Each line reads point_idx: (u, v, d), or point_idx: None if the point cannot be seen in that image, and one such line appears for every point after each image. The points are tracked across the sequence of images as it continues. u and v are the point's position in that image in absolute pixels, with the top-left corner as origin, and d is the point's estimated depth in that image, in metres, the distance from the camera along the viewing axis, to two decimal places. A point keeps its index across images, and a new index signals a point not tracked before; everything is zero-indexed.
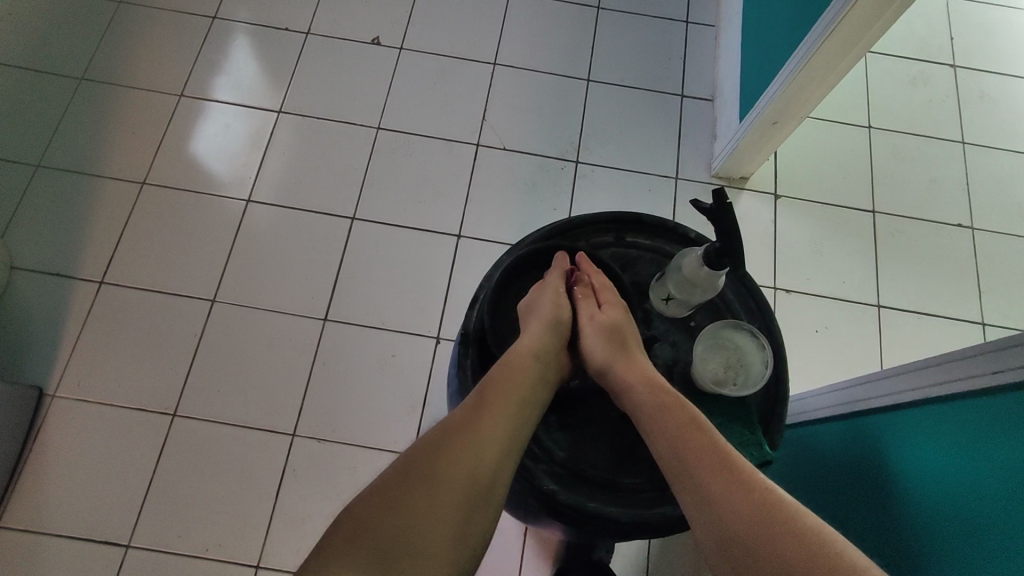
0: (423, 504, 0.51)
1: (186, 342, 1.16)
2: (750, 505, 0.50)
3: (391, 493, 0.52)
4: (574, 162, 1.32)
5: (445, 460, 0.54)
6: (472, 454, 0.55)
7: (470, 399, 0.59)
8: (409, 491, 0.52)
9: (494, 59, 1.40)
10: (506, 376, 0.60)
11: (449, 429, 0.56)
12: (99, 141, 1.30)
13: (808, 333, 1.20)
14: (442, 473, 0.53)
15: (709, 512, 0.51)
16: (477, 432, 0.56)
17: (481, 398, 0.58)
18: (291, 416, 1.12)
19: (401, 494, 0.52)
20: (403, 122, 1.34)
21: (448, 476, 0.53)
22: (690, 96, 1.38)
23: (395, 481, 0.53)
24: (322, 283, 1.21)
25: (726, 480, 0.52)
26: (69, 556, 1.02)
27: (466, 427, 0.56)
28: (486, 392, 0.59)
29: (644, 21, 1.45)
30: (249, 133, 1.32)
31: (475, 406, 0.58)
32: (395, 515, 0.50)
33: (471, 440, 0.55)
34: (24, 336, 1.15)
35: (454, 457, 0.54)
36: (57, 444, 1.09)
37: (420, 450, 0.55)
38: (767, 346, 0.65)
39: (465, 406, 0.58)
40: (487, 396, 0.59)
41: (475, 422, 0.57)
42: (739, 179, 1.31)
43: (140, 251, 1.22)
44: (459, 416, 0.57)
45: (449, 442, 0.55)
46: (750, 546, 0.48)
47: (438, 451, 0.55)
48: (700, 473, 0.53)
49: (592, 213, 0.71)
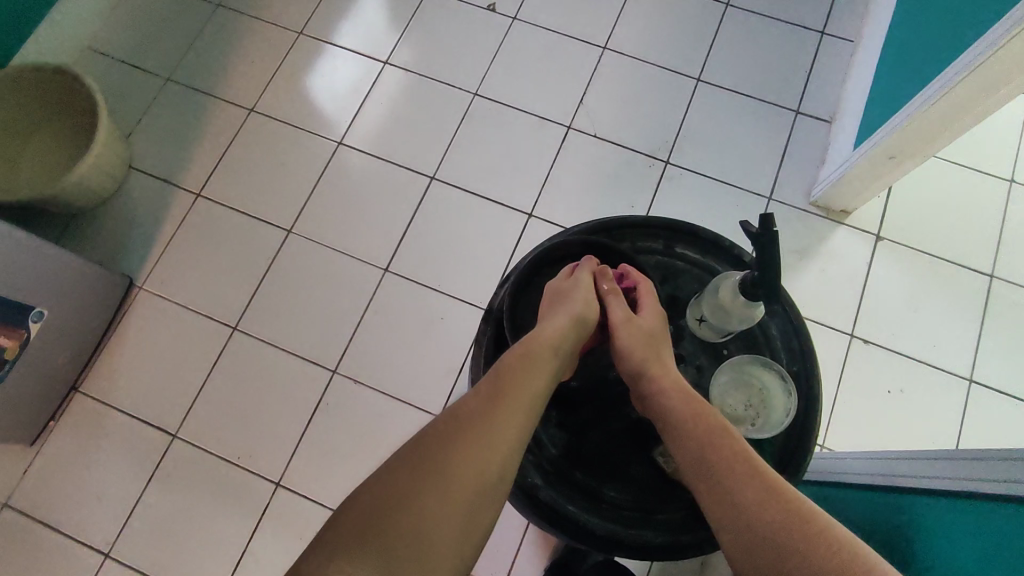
0: (430, 497, 0.50)
1: (259, 264, 1.24)
2: (779, 517, 0.48)
3: (398, 483, 0.51)
4: (663, 163, 1.27)
5: (456, 454, 0.52)
6: (483, 448, 0.53)
7: (485, 389, 0.57)
8: (418, 484, 0.51)
9: (605, 43, 1.36)
10: (523, 368, 0.58)
11: (461, 421, 0.55)
12: (223, 65, 1.40)
13: (879, 392, 1.10)
14: (451, 467, 0.52)
15: (736, 517, 0.49)
16: (491, 427, 0.54)
17: (498, 391, 0.56)
18: (336, 354, 1.18)
19: (408, 486, 0.50)
20: (500, 93, 1.34)
21: (457, 471, 0.51)
22: (806, 114, 1.28)
23: (403, 471, 0.52)
24: (391, 235, 1.25)
25: (757, 487, 0.50)
26: (126, 431, 1.14)
27: (478, 420, 0.54)
28: (503, 385, 0.57)
29: (773, 25, 1.35)
30: (355, 79, 1.37)
31: (491, 399, 0.56)
32: (400, 510, 0.49)
33: (483, 433, 0.53)
34: (127, 230, 1.27)
35: (465, 451, 0.52)
36: (135, 331, 1.21)
37: (429, 441, 0.54)
38: (794, 393, 0.61)
39: (481, 396, 0.56)
40: (504, 388, 0.56)
41: (488, 417, 0.55)
42: (839, 211, 1.20)
43: (237, 173, 1.31)
44: (473, 407, 0.55)
45: (461, 434, 0.54)
46: (783, 552, 0.46)
47: (449, 444, 0.53)
48: (730, 479, 0.51)
49: (645, 216, 0.69)
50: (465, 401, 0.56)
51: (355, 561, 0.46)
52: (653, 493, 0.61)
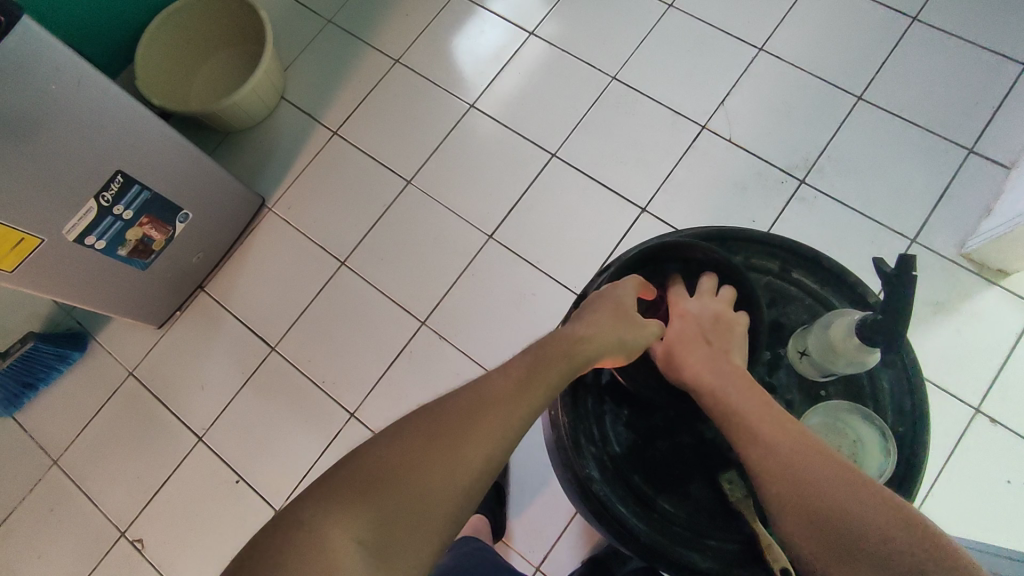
0: (438, 463, 0.49)
1: (375, 208, 1.31)
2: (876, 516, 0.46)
3: (411, 444, 0.49)
4: (798, 181, 1.18)
5: (473, 427, 0.51)
6: (497, 428, 0.51)
7: (517, 371, 0.55)
8: (428, 450, 0.49)
9: (763, 44, 1.27)
10: (561, 360, 0.56)
11: (485, 396, 0.53)
12: (379, 15, 1.46)
13: (994, 480, 0.97)
14: (465, 439, 0.50)
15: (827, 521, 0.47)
16: (514, 407, 0.52)
17: (529, 375, 0.54)
18: (428, 307, 1.22)
19: (420, 450, 0.49)
20: (639, 80, 1.30)
21: (469, 445, 0.50)
22: (981, 155, 1.13)
23: (417, 434, 0.50)
24: (501, 204, 1.27)
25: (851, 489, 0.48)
26: (235, 335, 1.27)
27: (502, 399, 0.52)
28: (535, 372, 0.55)
29: (965, 50, 1.19)
30: (499, 45, 1.39)
31: (518, 382, 0.54)
32: (402, 473, 0.48)
33: (503, 412, 0.52)
34: (269, 155, 1.39)
35: (481, 426, 0.51)
36: (258, 248, 1.32)
37: (446, 411, 0.52)
38: (892, 454, 0.55)
39: (510, 378, 0.54)
40: (536, 374, 0.55)
41: (513, 399, 0.53)
42: (996, 271, 1.06)
43: (373, 119, 1.38)
44: (500, 385, 0.54)
45: (477, 411, 0.52)
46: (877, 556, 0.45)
47: (467, 415, 0.51)
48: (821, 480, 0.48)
49: (766, 233, 0.64)
50: (493, 378, 0.55)
51: (351, 514, 0.46)
52: (708, 517, 0.59)
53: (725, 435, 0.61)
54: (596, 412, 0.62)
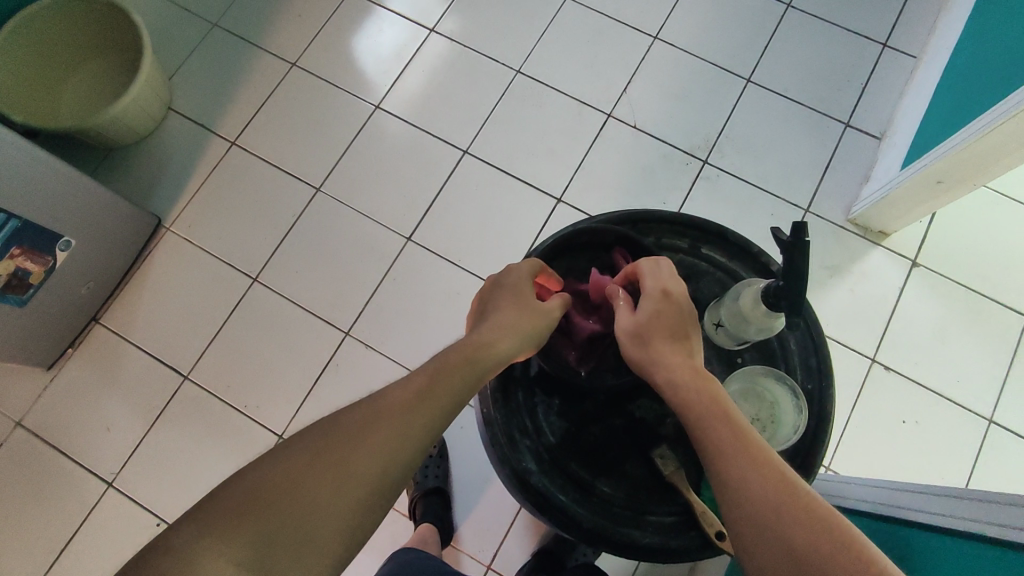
0: (323, 486, 0.46)
1: (284, 219, 1.25)
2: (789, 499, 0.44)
3: (296, 466, 0.46)
4: (701, 162, 1.24)
5: (362, 445, 0.48)
6: (394, 441, 0.49)
7: (415, 383, 0.52)
8: (313, 472, 0.46)
9: (657, 32, 1.32)
10: (462, 368, 0.54)
11: (379, 410, 0.50)
12: (270, 16, 1.39)
13: (893, 422, 1.07)
14: (352, 459, 0.47)
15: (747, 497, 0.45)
16: (411, 419, 0.50)
17: (427, 388, 0.52)
18: (350, 316, 1.18)
19: (305, 471, 0.46)
20: (543, 73, 1.31)
21: (357, 465, 0.47)
22: (856, 127, 1.23)
23: (303, 455, 0.47)
24: (417, 205, 1.25)
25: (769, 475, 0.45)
26: (141, 367, 1.17)
27: (396, 413, 0.50)
28: (431, 385, 0.52)
29: (834, 32, 1.30)
30: (400, 44, 1.36)
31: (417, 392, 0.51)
32: (286, 496, 0.45)
33: (400, 425, 0.49)
34: (161, 171, 1.29)
35: (372, 443, 0.48)
36: (158, 271, 1.23)
37: (340, 424, 0.49)
38: (805, 413, 0.59)
39: (408, 390, 0.52)
40: (436, 383, 0.53)
41: (408, 413, 0.50)
42: (878, 232, 1.17)
43: (273, 126, 1.31)
44: (397, 397, 0.51)
45: (372, 425, 0.49)
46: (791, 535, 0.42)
47: (357, 431, 0.49)
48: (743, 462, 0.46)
49: (673, 214, 0.67)
50: (391, 390, 0.52)
51: (227, 543, 0.43)
52: (645, 493, 0.60)
53: (654, 412, 0.62)
54: (528, 404, 0.63)
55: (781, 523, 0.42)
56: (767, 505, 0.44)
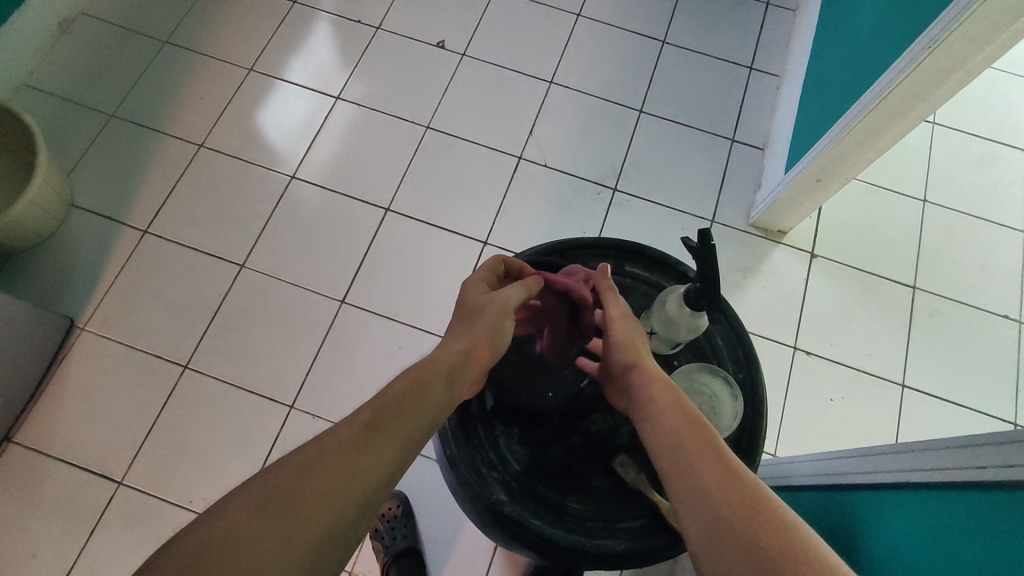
0: (271, 539, 0.41)
1: (210, 300, 1.22)
2: (744, 498, 0.45)
3: (235, 524, 0.41)
4: (611, 189, 1.32)
5: (310, 488, 0.44)
6: (349, 483, 0.45)
7: (364, 416, 0.49)
8: (259, 525, 0.41)
9: (552, 77, 1.42)
10: (410, 398, 0.51)
11: (324, 450, 0.46)
12: (170, 102, 1.38)
13: (823, 400, 1.16)
14: (301, 504, 0.43)
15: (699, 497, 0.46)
16: (365, 456, 0.46)
17: (378, 419, 0.49)
18: (293, 388, 1.15)
19: (248, 524, 0.41)
20: (452, 126, 1.37)
21: (308, 511, 0.42)
22: (741, 141, 1.37)
23: (243, 510, 0.42)
24: (346, 267, 1.25)
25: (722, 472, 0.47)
26: (67, 480, 1.08)
27: (344, 450, 0.46)
28: (384, 416, 0.49)
29: (706, 61, 1.44)
30: (308, 114, 1.38)
31: (366, 429, 0.48)
32: (235, 556, 0.39)
33: (357, 465, 0.46)
34: (68, 269, 1.23)
35: (322, 483, 0.44)
36: (77, 375, 1.16)
37: (289, 469, 0.44)
38: (740, 399, 0.63)
39: (356, 424, 0.48)
40: (385, 416, 0.49)
41: (357, 446, 0.47)
42: (777, 232, 1.28)
43: (186, 209, 1.29)
44: (343, 433, 0.47)
45: (325, 465, 0.45)
46: (741, 536, 0.42)
47: (303, 472, 0.44)
48: (696, 463, 0.48)
49: (595, 238, 0.72)
50: (337, 428, 0.48)
51: None
52: (613, 503, 0.63)
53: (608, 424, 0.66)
54: (489, 438, 0.64)
55: (746, 526, 0.43)
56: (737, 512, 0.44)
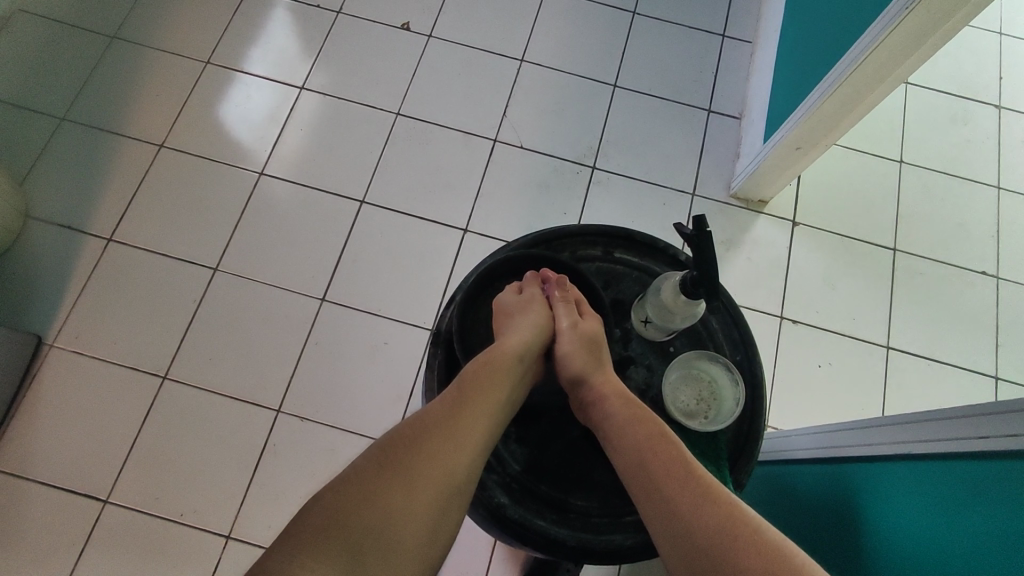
0: (399, 494, 0.49)
1: (185, 307, 1.17)
2: (716, 521, 0.48)
3: (372, 481, 0.50)
4: (590, 168, 1.30)
5: (426, 454, 0.52)
6: (448, 449, 0.52)
7: (445, 400, 0.56)
8: (381, 484, 0.50)
9: (522, 56, 1.38)
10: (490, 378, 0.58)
11: (431, 424, 0.54)
12: (124, 100, 1.32)
13: (811, 367, 1.17)
14: (412, 468, 0.51)
15: (672, 525, 0.49)
16: (456, 426, 0.54)
17: (460, 398, 0.56)
18: (278, 392, 1.13)
19: (380, 481, 0.50)
20: (423, 111, 1.33)
21: (420, 472, 0.51)
22: (717, 112, 1.35)
23: (362, 478, 0.50)
24: (324, 264, 1.21)
25: (693, 494, 0.50)
26: (49, 503, 1.05)
27: (449, 423, 0.54)
28: (463, 399, 0.56)
29: (679, 31, 1.42)
30: (271, 106, 1.33)
31: (453, 406, 0.55)
32: (368, 510, 0.48)
33: (450, 436, 0.53)
34: (30, 284, 1.17)
35: (433, 451, 0.52)
36: (49, 393, 1.11)
37: (395, 443, 0.52)
38: (740, 383, 0.63)
39: (442, 406, 0.55)
40: (465, 399, 0.56)
41: (454, 428, 0.54)
42: (758, 202, 1.28)
43: (151, 213, 1.24)
44: (445, 411, 0.55)
45: (425, 438, 0.53)
46: (715, 561, 0.46)
47: (418, 442, 0.52)
48: (667, 488, 0.51)
49: (579, 224, 0.70)
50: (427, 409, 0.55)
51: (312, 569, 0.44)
52: (617, 497, 0.62)
53: None
54: None
55: (725, 554, 0.46)
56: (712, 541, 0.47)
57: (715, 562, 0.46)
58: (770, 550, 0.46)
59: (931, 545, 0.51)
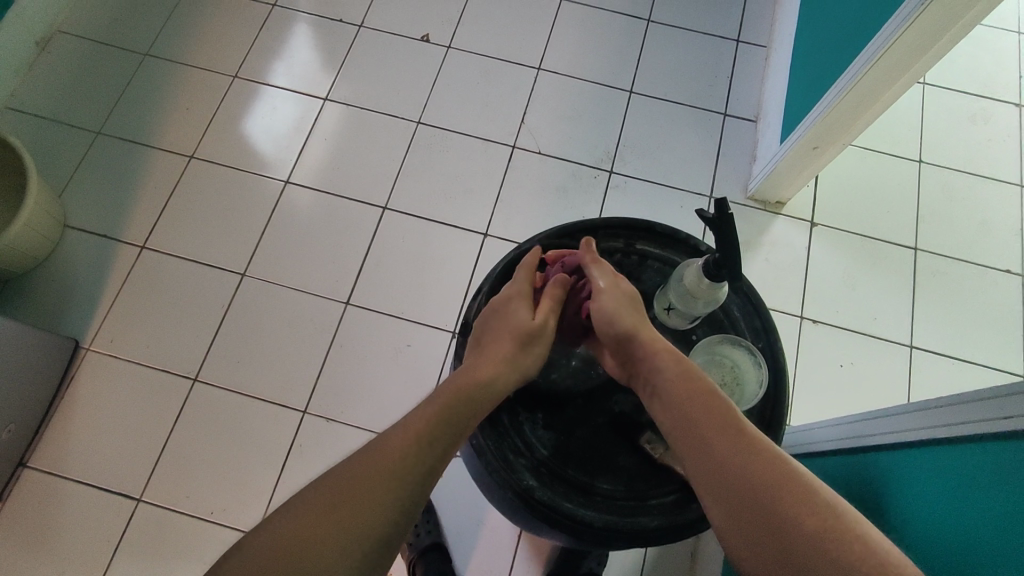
0: (323, 550, 0.47)
1: (214, 312, 1.21)
2: (755, 468, 0.49)
3: (300, 520, 0.48)
4: (608, 172, 1.32)
5: (365, 502, 0.49)
6: (397, 478, 0.51)
7: (413, 419, 0.55)
8: (330, 510, 0.49)
9: (540, 64, 1.41)
10: (452, 403, 0.56)
11: (395, 455, 0.52)
12: (157, 114, 1.37)
13: (833, 367, 1.16)
14: (362, 495, 0.50)
15: (712, 471, 0.51)
16: (412, 452, 0.53)
17: (421, 424, 0.54)
18: (305, 393, 1.15)
19: (315, 517, 0.48)
20: (443, 119, 1.36)
21: (369, 498, 0.50)
22: (734, 115, 1.36)
23: (312, 502, 0.49)
24: (348, 269, 1.24)
25: (729, 440, 0.52)
26: (84, 501, 1.08)
27: (393, 459, 0.52)
28: (428, 421, 0.55)
29: (693, 37, 1.44)
30: (296, 117, 1.37)
31: (411, 436, 0.53)
32: (315, 537, 0.47)
33: (403, 459, 0.52)
34: (67, 290, 1.22)
35: (371, 499, 0.50)
36: (86, 396, 1.15)
37: (351, 470, 0.51)
38: (763, 365, 0.64)
39: (407, 431, 0.54)
40: (424, 425, 0.54)
41: (409, 453, 0.52)
42: (775, 203, 1.28)
43: (182, 222, 1.28)
44: (411, 444, 0.53)
45: (380, 463, 0.52)
46: (753, 506, 0.48)
47: (355, 486, 0.50)
48: (705, 433, 0.53)
49: (599, 218, 0.71)
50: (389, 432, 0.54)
51: None
52: (642, 481, 0.63)
53: (633, 403, 0.66)
54: (514, 425, 0.64)
55: (764, 498, 0.48)
56: (801, 529, 0.45)
57: (754, 504, 0.48)
58: (809, 494, 0.47)
59: (953, 535, 0.52)
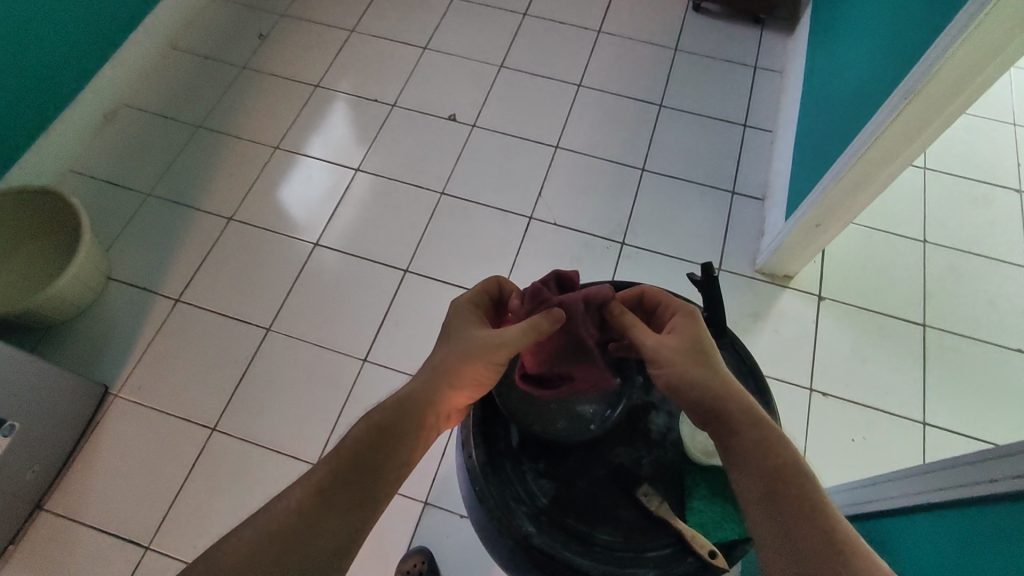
0: None
1: (238, 364, 1.26)
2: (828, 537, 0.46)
3: None
4: (620, 243, 1.38)
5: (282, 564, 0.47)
6: (317, 536, 0.49)
7: (326, 468, 0.51)
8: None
9: (557, 142, 1.52)
10: (371, 444, 0.53)
11: (310, 513, 0.49)
12: (203, 180, 1.49)
13: (844, 441, 1.16)
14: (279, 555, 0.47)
15: (781, 528, 0.48)
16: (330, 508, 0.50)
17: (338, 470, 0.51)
18: (318, 447, 1.18)
19: None
20: (465, 190, 1.46)
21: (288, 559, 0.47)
22: (741, 193, 1.43)
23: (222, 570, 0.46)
24: (367, 327, 1.30)
25: (802, 502, 0.49)
26: (95, 546, 1.10)
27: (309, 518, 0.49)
28: (346, 467, 0.51)
29: (702, 121, 1.53)
30: (329, 185, 1.48)
31: (327, 487, 0.50)
32: None
33: (322, 516, 0.49)
34: (102, 338, 1.29)
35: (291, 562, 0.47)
36: (109, 441, 1.19)
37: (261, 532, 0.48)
38: None
39: (321, 480, 0.51)
40: (341, 471, 0.51)
41: (328, 509, 0.50)
42: (783, 277, 1.32)
43: (216, 278, 1.36)
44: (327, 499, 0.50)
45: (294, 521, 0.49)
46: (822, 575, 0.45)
47: (269, 550, 0.47)
48: (777, 488, 0.50)
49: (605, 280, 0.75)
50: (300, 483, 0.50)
51: None
52: (640, 532, 0.63)
53: (630, 456, 0.68)
54: (517, 473, 0.66)
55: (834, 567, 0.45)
56: None
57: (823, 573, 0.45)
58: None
59: None
